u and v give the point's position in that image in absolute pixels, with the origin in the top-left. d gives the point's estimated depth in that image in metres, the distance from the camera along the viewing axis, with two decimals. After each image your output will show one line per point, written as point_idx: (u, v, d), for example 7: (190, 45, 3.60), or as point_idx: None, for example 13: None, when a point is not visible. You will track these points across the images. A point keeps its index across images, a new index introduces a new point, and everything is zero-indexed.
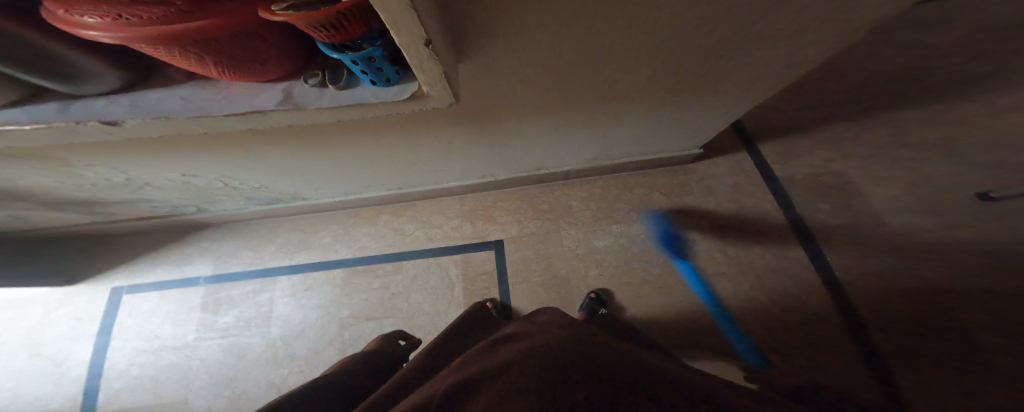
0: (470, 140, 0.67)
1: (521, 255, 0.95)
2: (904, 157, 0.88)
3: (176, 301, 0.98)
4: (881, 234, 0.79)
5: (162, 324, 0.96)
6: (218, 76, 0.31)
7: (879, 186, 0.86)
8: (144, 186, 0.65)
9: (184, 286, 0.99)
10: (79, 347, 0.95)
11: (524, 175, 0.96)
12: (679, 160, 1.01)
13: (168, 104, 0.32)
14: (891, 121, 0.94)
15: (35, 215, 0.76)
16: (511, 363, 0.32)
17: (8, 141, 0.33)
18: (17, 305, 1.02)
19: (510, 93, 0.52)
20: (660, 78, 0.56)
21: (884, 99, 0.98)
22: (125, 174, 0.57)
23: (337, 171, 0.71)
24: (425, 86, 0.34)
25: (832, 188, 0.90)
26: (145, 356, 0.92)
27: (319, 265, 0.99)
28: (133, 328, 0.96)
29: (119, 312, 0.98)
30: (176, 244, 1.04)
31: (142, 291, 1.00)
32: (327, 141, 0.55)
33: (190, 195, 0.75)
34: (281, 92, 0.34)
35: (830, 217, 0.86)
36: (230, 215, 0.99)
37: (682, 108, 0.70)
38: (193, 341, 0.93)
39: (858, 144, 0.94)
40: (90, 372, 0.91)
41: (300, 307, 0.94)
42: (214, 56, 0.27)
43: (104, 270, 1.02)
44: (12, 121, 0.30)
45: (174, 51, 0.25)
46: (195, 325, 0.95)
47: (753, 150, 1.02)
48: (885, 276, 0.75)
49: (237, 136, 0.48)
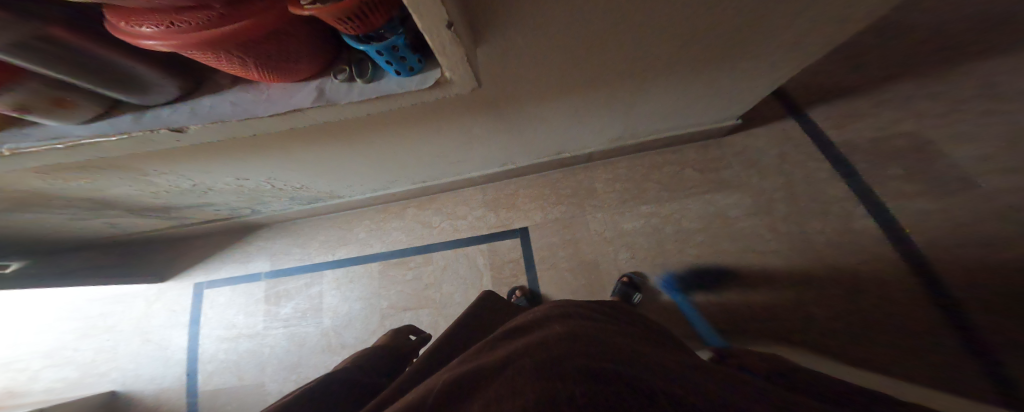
0: (490, 128, 0.67)
1: (547, 241, 0.95)
2: (992, 110, 0.75)
3: (244, 295, 1.10)
4: (961, 202, 0.69)
5: (237, 315, 1.08)
6: (259, 79, 0.33)
7: (957, 147, 0.74)
8: (205, 191, 0.72)
9: (249, 281, 1.11)
10: (177, 334, 1.10)
11: (546, 160, 0.95)
12: (714, 133, 0.93)
13: (220, 109, 0.35)
14: (974, 70, 0.80)
15: (126, 222, 0.88)
16: (508, 358, 0.31)
17: (99, 153, 0.39)
18: (123, 299, 1.19)
19: (527, 76, 0.51)
20: (690, 48, 0.52)
21: (965, 43, 0.84)
22: (189, 180, 0.64)
23: (366, 167, 0.74)
24: (447, 71, 0.34)
25: (897, 152, 0.79)
26: (227, 343, 1.05)
27: (358, 260, 1.05)
28: (215, 319, 1.09)
29: (202, 304, 1.12)
30: (238, 244, 1.16)
31: (216, 286, 1.13)
32: (357, 137, 0.57)
33: (244, 197, 0.82)
34: (314, 89, 0.35)
35: (893, 184, 0.77)
36: (277, 215, 1.08)
37: (716, 77, 0.65)
38: (261, 330, 1.04)
39: (930, 100, 0.81)
40: (187, 356, 1.06)
41: (345, 300, 1.02)
42: (252, 59, 0.29)
43: (186, 269, 1.16)
44: (99, 134, 0.35)
45: (220, 56, 0.28)
46: (262, 316, 1.06)
47: (802, 115, 0.92)
48: (968, 249, 0.66)
49: (275, 138, 0.52)
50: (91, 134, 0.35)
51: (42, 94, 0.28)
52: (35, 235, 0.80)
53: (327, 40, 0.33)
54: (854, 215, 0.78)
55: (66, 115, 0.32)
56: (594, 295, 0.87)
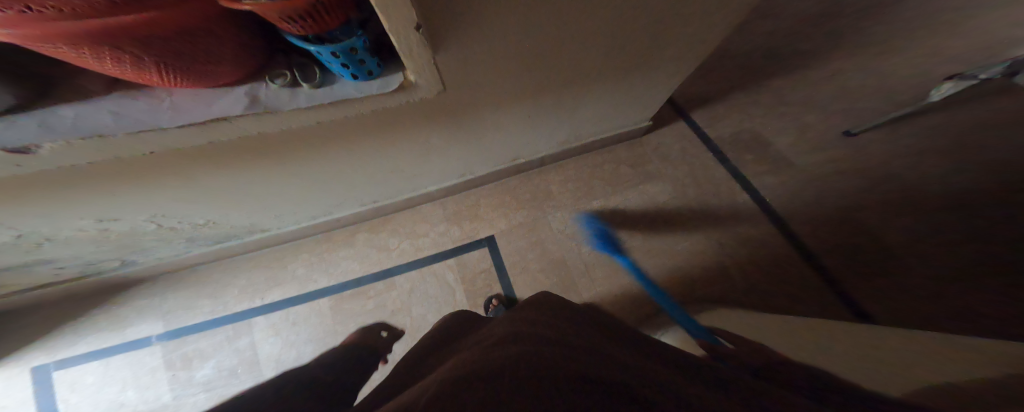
0: (449, 137, 0.65)
1: (515, 246, 0.96)
2: (810, 109, 1.05)
3: (131, 367, 0.82)
4: (805, 176, 0.95)
5: (124, 392, 0.81)
6: (155, 79, 0.24)
7: (798, 136, 1.01)
8: (43, 242, 0.52)
9: (135, 347, 0.84)
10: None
11: (501, 168, 0.96)
12: (642, 133, 1.07)
13: (92, 120, 0.27)
14: (797, 78, 1.10)
15: None
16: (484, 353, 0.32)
17: None
18: None
19: (484, 83, 0.51)
20: (621, 53, 0.58)
21: (790, 57, 1.13)
22: (17, 229, 0.45)
23: (304, 189, 0.64)
24: (411, 73, 0.33)
25: (766, 140, 1.03)
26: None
27: (300, 299, 0.90)
28: (89, 403, 0.80)
29: (59, 390, 0.81)
30: (105, 306, 0.86)
31: (77, 364, 0.82)
32: (293, 154, 0.49)
33: (110, 245, 0.61)
34: (245, 95, 0.29)
35: (766, 165, 1.00)
36: (168, 263, 0.84)
37: (640, 83, 0.74)
38: (170, 402, 0.80)
39: (776, 101, 1.08)
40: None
41: (291, 345, 0.85)
42: (118, 52, 0.20)
43: (18, 351, 0.82)
44: None
45: (96, 47, 0.19)
46: (168, 385, 0.82)
47: (687, 119, 1.11)
48: (815, 208, 0.90)
49: (176, 159, 0.41)
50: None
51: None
52: None
53: (257, 35, 0.27)
54: (746, 191, 0.98)
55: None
56: (566, 291, 0.91)
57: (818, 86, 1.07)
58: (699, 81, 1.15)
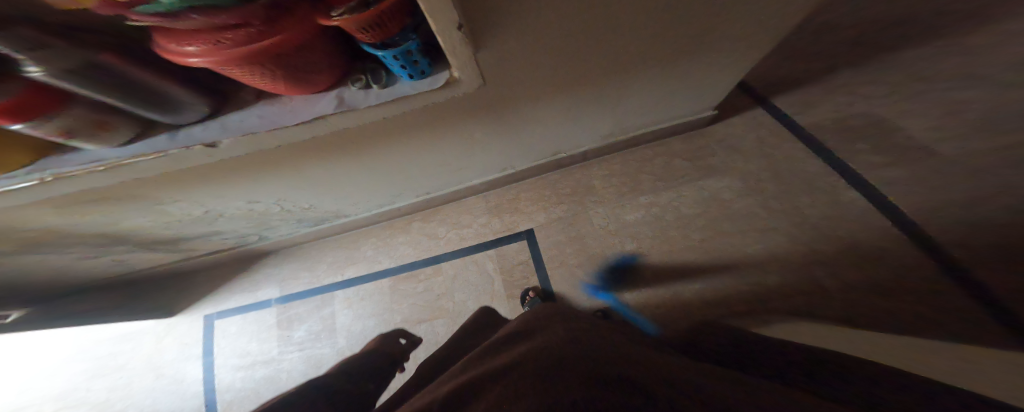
0: (491, 132, 0.70)
1: (553, 240, 0.99)
2: (933, 88, 0.84)
3: (256, 322, 1.08)
4: (926, 170, 0.76)
5: (250, 342, 1.06)
6: (283, 90, 0.34)
7: (917, 119, 0.82)
8: (217, 217, 0.73)
9: (260, 307, 1.10)
10: (192, 366, 1.07)
11: (543, 162, 0.99)
12: (704, 123, 0.98)
13: (249, 122, 0.37)
14: (910, 57, 0.91)
15: (133, 257, 0.89)
16: (521, 363, 0.34)
17: (134, 175, 0.40)
18: (134, 336, 1.15)
19: (522, 79, 0.54)
20: (669, 41, 0.55)
21: (897, 36, 0.95)
22: (205, 206, 0.65)
23: (372, 180, 0.77)
24: (455, 70, 0.38)
25: (865, 127, 0.86)
26: (243, 371, 1.03)
27: (368, 277, 1.07)
28: (229, 347, 1.07)
29: (214, 335, 1.10)
30: (245, 272, 1.15)
31: (227, 315, 1.11)
32: (364, 149, 0.60)
33: (253, 222, 0.82)
34: (334, 98, 0.38)
35: (865, 156, 0.83)
36: (284, 240, 1.09)
37: (697, 71, 0.69)
38: (277, 355, 1.02)
39: (879, 82, 0.90)
40: (204, 388, 1.03)
41: (358, 318, 1.02)
42: (265, 68, 0.29)
43: (194, 301, 1.15)
44: (138, 153, 0.36)
45: (252, 68, 0.28)
46: (277, 341, 1.05)
47: (757, 107, 0.98)
48: (947, 208, 0.70)
49: (285, 154, 0.54)
50: (118, 157, 0.36)
51: (85, 119, 0.29)
52: (32, 275, 0.78)
53: (342, 50, 0.35)
54: (842, 188, 0.82)
55: (97, 137, 0.32)
56: (605, 287, 0.90)
57: (940, 63, 0.87)
58: (774, 64, 1.02)
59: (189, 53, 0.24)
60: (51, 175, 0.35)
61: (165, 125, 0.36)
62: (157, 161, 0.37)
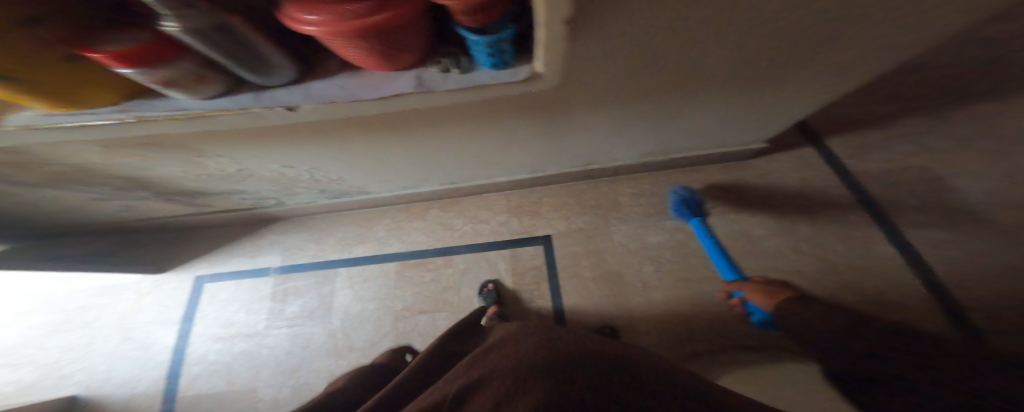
0: (537, 131, 0.68)
1: (570, 250, 0.99)
2: (976, 155, 0.84)
3: (250, 290, 1.05)
4: (952, 239, 0.77)
5: (237, 312, 1.02)
6: (371, 64, 0.35)
7: (955, 185, 0.82)
8: (247, 178, 0.72)
9: (257, 275, 1.07)
10: (164, 333, 1.01)
11: (574, 171, 0.99)
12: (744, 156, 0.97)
13: (329, 91, 0.36)
14: (960, 119, 0.90)
15: (147, 205, 0.88)
16: (517, 364, 0.42)
17: (206, 125, 0.38)
18: (112, 291, 1.08)
19: (585, 85, 0.53)
20: (740, 69, 0.55)
21: (952, 96, 0.94)
22: (240, 165, 0.63)
23: (406, 160, 0.75)
24: (543, 64, 0.34)
25: (901, 184, 0.86)
26: (222, 343, 0.98)
27: (375, 258, 1.06)
28: (213, 315, 1.02)
29: (200, 299, 1.05)
30: (249, 236, 1.13)
31: (220, 280, 1.07)
32: (414, 130, 0.59)
33: (278, 186, 0.81)
34: (413, 78, 0.37)
35: (897, 213, 0.83)
36: (300, 208, 1.08)
37: (750, 103, 0.69)
38: (262, 330, 0.99)
39: (922, 141, 0.90)
40: (173, 358, 0.97)
41: (357, 299, 1.00)
42: (365, 43, 0.31)
43: (188, 260, 1.10)
44: (222, 107, 0.35)
45: (354, 42, 0.30)
46: (265, 314, 1.01)
47: (795, 148, 0.98)
48: (966, 277, 0.73)
49: (340, 127, 0.53)
50: (203, 109, 0.35)
51: (188, 72, 0.29)
52: (35, 204, 0.76)
53: (432, 26, 0.35)
54: (873, 241, 0.82)
55: (193, 90, 0.32)
56: (616, 302, 0.91)
57: (987, 131, 0.87)
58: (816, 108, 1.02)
59: (308, 23, 0.26)
60: (136, 116, 0.35)
61: (251, 84, 0.35)
62: (239, 116, 0.37)
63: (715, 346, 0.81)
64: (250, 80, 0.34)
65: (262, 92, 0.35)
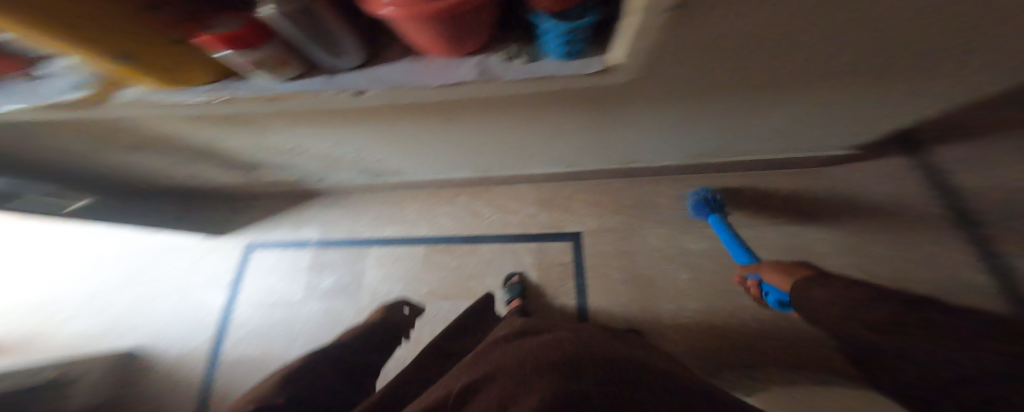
0: (583, 125, 0.64)
1: (599, 249, 0.96)
2: None
3: (290, 262, 1.12)
4: None
5: (279, 282, 1.10)
6: (435, 49, 0.34)
7: None
8: (298, 154, 0.75)
9: (298, 247, 1.14)
10: (216, 295, 1.11)
11: (612, 168, 0.95)
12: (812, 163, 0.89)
13: (393, 76, 0.36)
14: None
15: (212, 174, 0.96)
16: (521, 363, 0.39)
17: (277, 107, 0.39)
18: (174, 252, 1.20)
19: (647, 84, 0.49)
20: (828, 70, 0.48)
21: None
22: (294, 142, 0.66)
23: (446, 147, 0.75)
24: (621, 56, 0.31)
25: (1001, 210, 0.74)
26: (264, 310, 1.06)
27: (405, 240, 1.09)
28: (257, 282, 1.11)
29: (248, 265, 1.14)
30: (292, 210, 1.20)
31: (266, 249, 1.15)
32: (460, 119, 0.58)
33: (325, 163, 0.85)
34: (475, 65, 0.35)
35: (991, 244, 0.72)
36: (339, 186, 1.13)
37: (826, 108, 0.61)
38: (299, 300, 1.05)
39: None
40: (222, 319, 1.06)
41: (386, 279, 1.04)
42: (433, 28, 0.29)
43: (239, 228, 1.20)
44: (298, 90, 0.36)
45: (424, 26, 0.29)
46: (303, 286, 1.08)
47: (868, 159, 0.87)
48: None
49: (391, 111, 0.53)
50: (282, 91, 0.36)
51: (273, 55, 0.31)
52: (115, 164, 0.84)
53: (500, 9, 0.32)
54: (956, 272, 0.72)
55: (276, 71, 0.34)
56: (643, 308, 0.88)
57: None
58: None
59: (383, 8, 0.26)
60: (226, 96, 0.38)
61: (322, 68, 0.36)
62: (311, 100, 0.37)
63: (748, 365, 0.77)
64: (325, 61, 0.35)
65: (333, 76, 0.36)
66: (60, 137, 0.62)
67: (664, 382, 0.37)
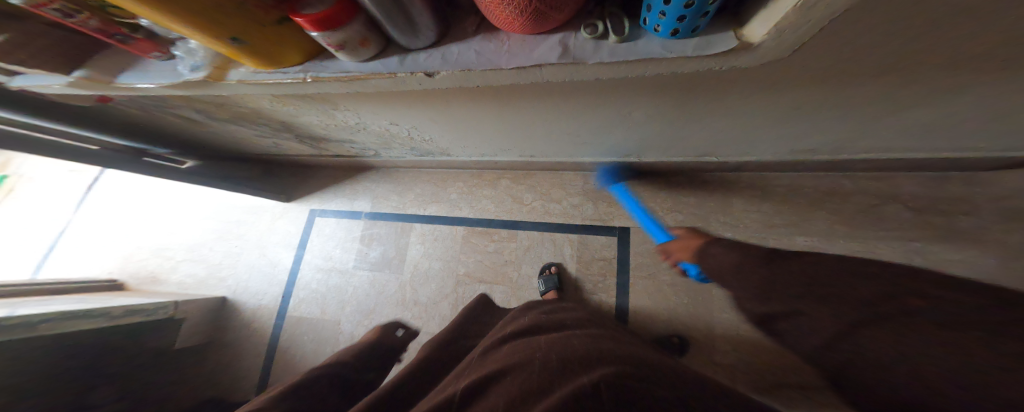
0: (655, 115, 0.56)
1: (649, 248, 0.89)
2: None
3: (345, 231, 1.21)
4: None
5: (335, 248, 1.20)
6: (516, 26, 0.30)
7: None
8: (358, 130, 0.78)
9: (353, 217, 1.22)
10: (284, 255, 1.25)
11: (679, 160, 0.83)
12: (974, 167, 0.70)
13: (467, 57, 0.33)
14: None
15: (282, 145, 1.04)
16: (531, 359, 0.40)
17: (354, 87, 0.40)
18: (251, 212, 1.36)
19: (751, 79, 0.41)
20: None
21: None
22: (356, 119, 0.68)
23: (498, 130, 0.72)
24: (764, 32, 0.25)
25: None
26: (322, 273, 1.17)
27: (446, 220, 1.11)
28: (318, 247, 1.22)
29: (311, 230, 1.25)
30: (346, 182, 1.28)
31: (325, 217, 1.26)
32: (519, 102, 0.54)
33: (380, 140, 0.87)
34: (558, 44, 0.31)
35: None
36: (390, 161, 1.17)
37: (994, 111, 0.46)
38: (351, 268, 1.15)
39: None
40: (289, 277, 1.20)
41: (428, 256, 1.08)
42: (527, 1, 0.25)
43: (304, 195, 1.31)
44: (373, 72, 0.35)
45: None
46: (355, 255, 1.17)
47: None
48: None
49: (451, 93, 0.51)
50: (360, 72, 0.36)
51: (356, 34, 0.30)
52: (207, 133, 0.95)
53: None
54: None
55: (355, 51, 0.33)
56: (690, 317, 0.81)
57: None
58: None
59: None
60: (311, 77, 0.38)
61: (396, 47, 0.35)
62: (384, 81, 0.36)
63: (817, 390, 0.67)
64: (399, 41, 0.33)
65: (406, 56, 0.34)
66: (170, 106, 0.71)
67: (672, 372, 0.36)
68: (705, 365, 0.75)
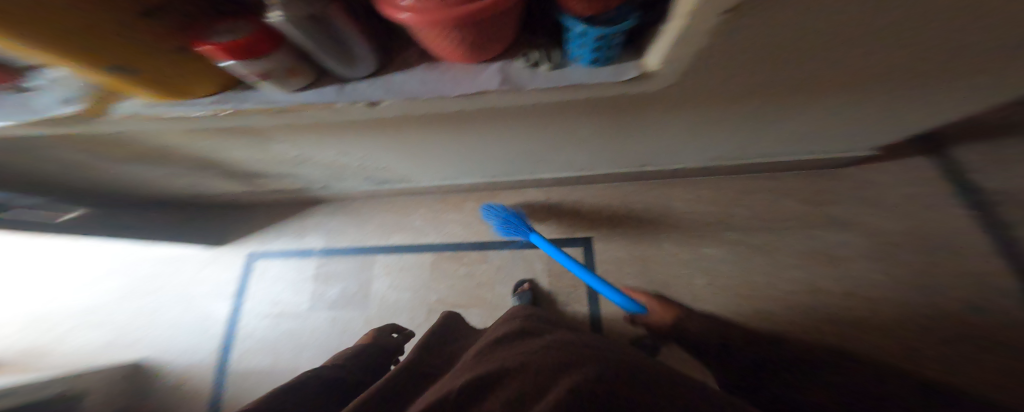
0: (600, 132, 0.61)
1: (612, 255, 0.93)
2: None
3: (296, 271, 1.09)
4: None
5: (285, 291, 1.07)
6: (453, 57, 0.31)
7: None
8: (304, 162, 0.73)
9: (304, 255, 1.11)
10: (219, 306, 1.08)
11: (626, 171, 0.90)
12: (848, 162, 0.87)
13: (411, 85, 0.33)
14: None
15: (213, 183, 0.93)
16: (526, 364, 0.38)
17: (289, 118, 0.38)
18: (175, 261, 1.17)
19: (673, 98, 0.47)
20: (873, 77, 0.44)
21: None
22: (298, 150, 0.63)
23: (457, 154, 0.73)
24: (660, 63, 0.29)
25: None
26: (270, 321, 1.03)
27: (411, 248, 1.06)
28: (262, 293, 1.08)
29: (252, 275, 1.11)
30: (294, 218, 1.17)
31: (270, 258, 1.13)
32: (472, 126, 0.55)
33: (330, 171, 0.82)
34: (497, 72, 0.33)
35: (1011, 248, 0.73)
36: (345, 193, 1.10)
37: (854, 112, 0.58)
38: (306, 311, 1.03)
39: None
40: (226, 330, 1.04)
41: (394, 288, 1.02)
42: (455, 35, 0.27)
43: (242, 237, 1.17)
44: (310, 101, 0.34)
45: (446, 34, 0.27)
46: (309, 296, 1.05)
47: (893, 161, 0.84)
48: None
49: (400, 121, 0.50)
50: (293, 102, 0.34)
51: (283, 64, 0.29)
52: (114, 175, 0.81)
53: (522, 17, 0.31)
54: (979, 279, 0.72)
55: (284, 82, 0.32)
56: None
57: None
58: None
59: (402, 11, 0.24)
60: (232, 109, 0.36)
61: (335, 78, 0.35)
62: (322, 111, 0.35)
63: None
64: (337, 71, 0.33)
65: (347, 86, 0.34)
66: (60, 150, 0.60)
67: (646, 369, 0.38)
68: (678, 360, 0.79)
